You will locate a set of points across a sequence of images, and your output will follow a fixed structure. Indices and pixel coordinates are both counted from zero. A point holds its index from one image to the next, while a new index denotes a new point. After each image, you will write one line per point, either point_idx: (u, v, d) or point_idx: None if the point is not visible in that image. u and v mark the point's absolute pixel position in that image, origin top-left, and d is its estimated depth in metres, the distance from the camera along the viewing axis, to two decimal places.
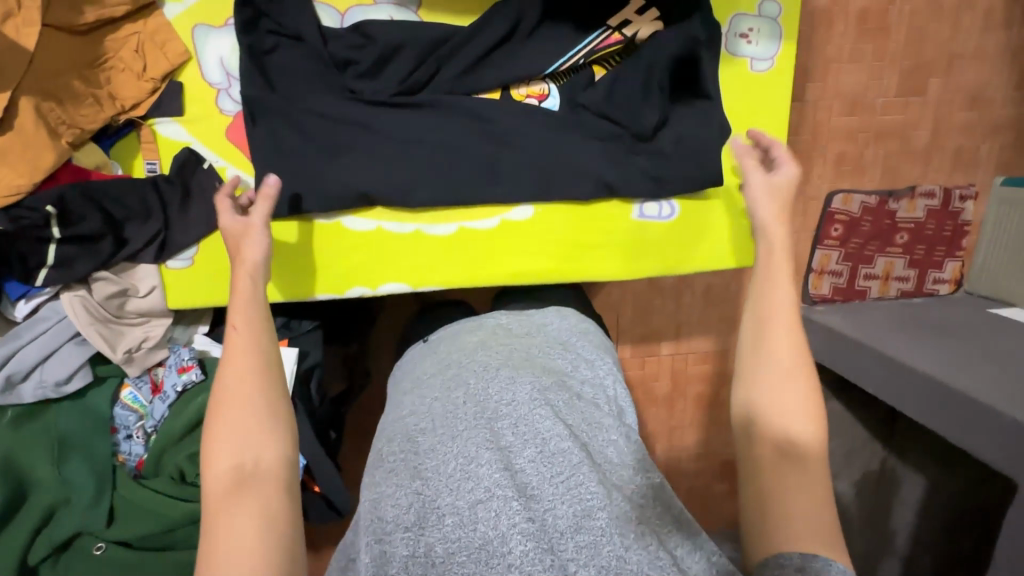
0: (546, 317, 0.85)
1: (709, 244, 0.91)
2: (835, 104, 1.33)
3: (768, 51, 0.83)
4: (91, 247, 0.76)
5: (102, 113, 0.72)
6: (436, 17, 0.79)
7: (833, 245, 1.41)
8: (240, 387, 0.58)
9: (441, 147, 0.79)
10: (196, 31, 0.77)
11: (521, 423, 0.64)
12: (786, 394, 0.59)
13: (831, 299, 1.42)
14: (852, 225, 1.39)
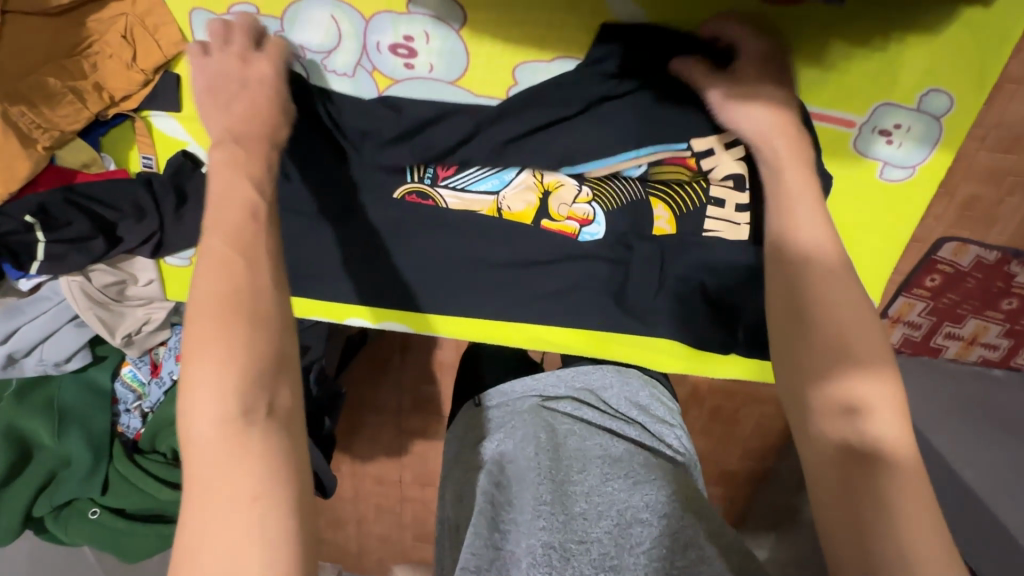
0: (614, 386, 0.75)
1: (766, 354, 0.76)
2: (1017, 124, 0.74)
3: (910, 158, 0.62)
4: (82, 246, 0.69)
5: (85, 110, 0.63)
6: (480, 41, 0.62)
7: (920, 297, 0.89)
8: (213, 304, 0.43)
9: (478, 218, 0.70)
10: (194, 17, 0.63)
11: (595, 485, 0.56)
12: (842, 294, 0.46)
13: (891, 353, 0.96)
14: (954, 281, 0.86)
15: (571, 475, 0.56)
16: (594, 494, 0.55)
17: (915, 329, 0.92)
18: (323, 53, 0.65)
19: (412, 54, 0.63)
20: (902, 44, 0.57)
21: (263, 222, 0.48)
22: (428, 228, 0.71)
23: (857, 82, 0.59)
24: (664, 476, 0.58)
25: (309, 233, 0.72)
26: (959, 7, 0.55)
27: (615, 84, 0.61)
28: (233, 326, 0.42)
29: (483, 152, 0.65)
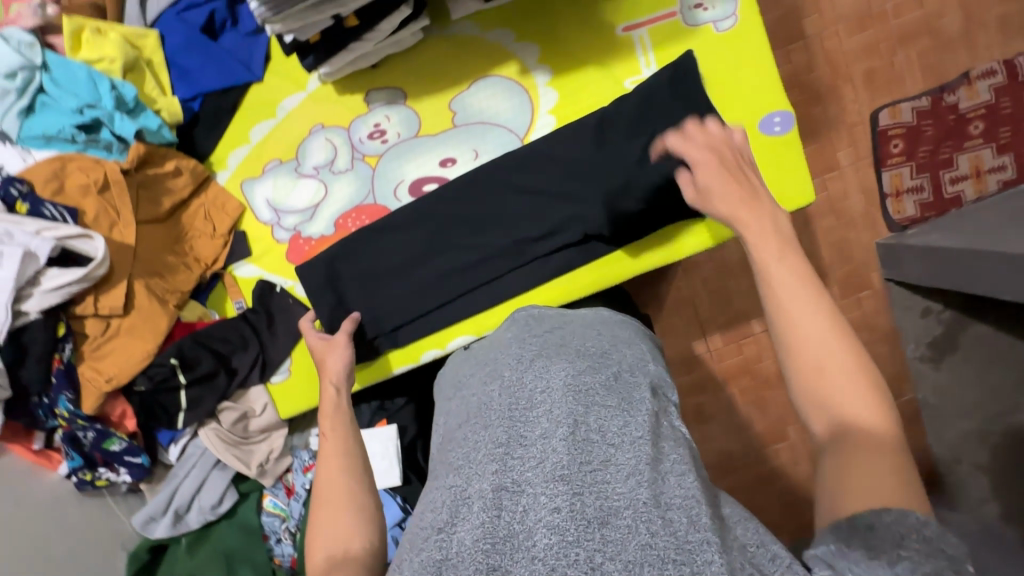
0: (587, 323, 0.73)
1: None
2: (840, 29, 1.35)
3: (727, 11, 0.86)
4: (209, 384, 0.90)
5: (193, 274, 0.88)
6: (421, 100, 0.90)
7: (900, 162, 1.33)
8: (327, 495, 0.61)
9: (483, 216, 0.90)
10: (244, 186, 0.93)
11: (549, 402, 0.57)
12: (849, 394, 0.43)
13: (923, 217, 1.33)
14: (913, 134, 1.33)
15: (531, 404, 0.58)
16: (549, 412, 0.57)
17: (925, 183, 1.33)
18: (328, 163, 0.92)
19: (383, 133, 0.91)
20: None
21: (353, 429, 0.66)
22: (448, 238, 0.91)
23: None
24: (623, 400, 0.59)
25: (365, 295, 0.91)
26: None
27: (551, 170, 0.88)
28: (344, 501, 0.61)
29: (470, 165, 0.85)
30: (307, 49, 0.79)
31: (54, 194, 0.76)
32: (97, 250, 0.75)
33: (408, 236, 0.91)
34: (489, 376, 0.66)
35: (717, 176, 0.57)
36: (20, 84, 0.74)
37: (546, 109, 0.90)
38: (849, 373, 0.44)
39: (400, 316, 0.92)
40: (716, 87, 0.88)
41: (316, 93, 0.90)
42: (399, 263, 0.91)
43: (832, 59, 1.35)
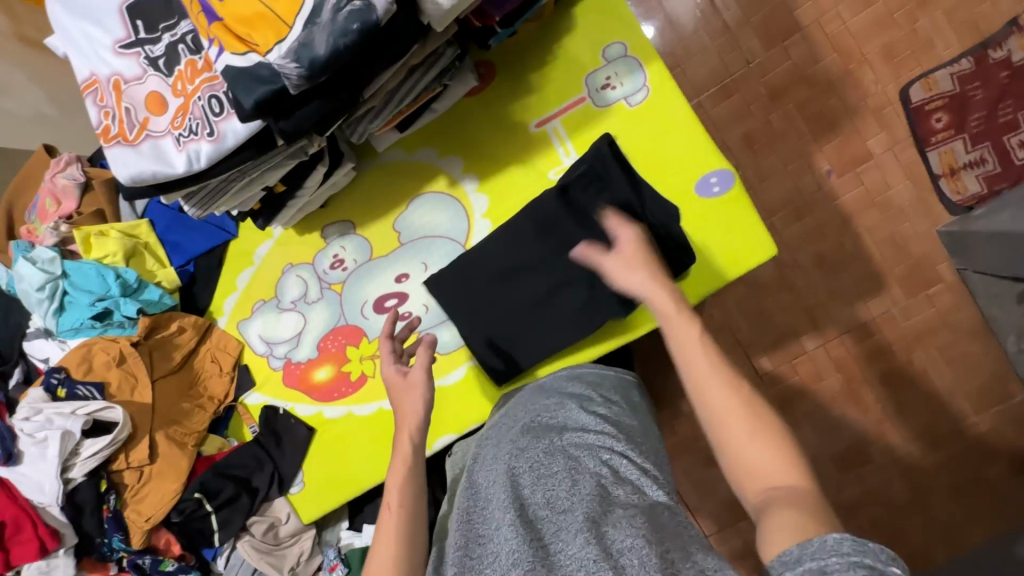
0: (533, 399, 0.74)
1: (702, 256, 0.84)
2: (841, 9, 1.40)
3: (637, 84, 0.84)
4: (235, 505, 1.02)
5: (207, 412, 1.02)
6: (368, 226, 0.98)
7: (949, 137, 1.35)
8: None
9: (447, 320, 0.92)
10: (239, 326, 1.05)
11: (502, 490, 0.58)
12: (751, 452, 0.51)
13: (991, 190, 1.32)
14: (960, 100, 1.34)
15: (484, 501, 0.59)
16: (497, 502, 0.57)
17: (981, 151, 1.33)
18: (303, 296, 1.02)
19: (343, 262, 1.00)
20: (564, 47, 0.86)
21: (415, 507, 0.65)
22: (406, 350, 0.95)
23: (565, 78, 0.86)
24: (568, 458, 0.59)
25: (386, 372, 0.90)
26: (570, 16, 0.86)
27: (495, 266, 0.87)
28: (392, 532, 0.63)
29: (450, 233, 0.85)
30: (256, 215, 0.90)
31: (84, 373, 0.93)
32: (117, 415, 0.90)
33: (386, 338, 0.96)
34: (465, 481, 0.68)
35: (644, 279, 0.65)
36: (49, 293, 0.93)
37: (481, 213, 0.92)
38: (752, 428, 0.52)
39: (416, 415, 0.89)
40: (640, 159, 0.85)
41: (282, 237, 1.02)
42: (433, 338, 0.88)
43: (839, 42, 1.40)
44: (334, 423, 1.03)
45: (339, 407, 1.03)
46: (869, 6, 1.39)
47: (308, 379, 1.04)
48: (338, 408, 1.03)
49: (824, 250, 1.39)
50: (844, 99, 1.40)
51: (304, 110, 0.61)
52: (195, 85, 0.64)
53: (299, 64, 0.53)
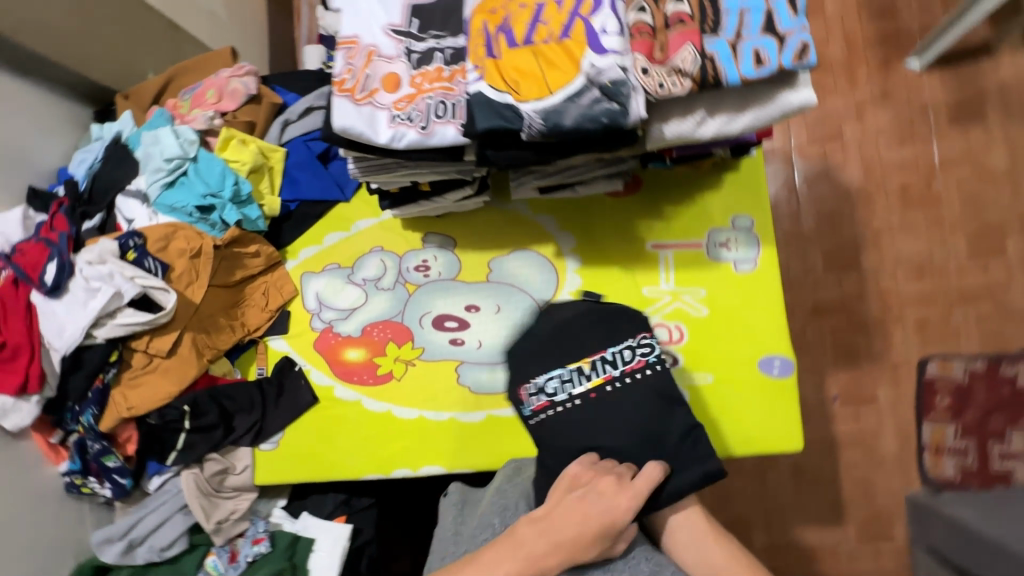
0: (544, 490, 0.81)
1: (734, 421, 0.92)
2: (898, 271, 1.59)
3: (748, 255, 0.96)
4: (207, 434, 1.01)
5: (234, 336, 1.03)
6: (467, 250, 1.05)
7: (945, 419, 1.50)
8: None
9: (496, 366, 1.02)
10: (303, 276, 1.09)
11: (545, 573, 0.68)
12: (708, 550, 0.78)
13: (962, 482, 1.46)
14: (964, 392, 1.51)
15: None
16: None
17: (966, 444, 1.48)
18: (376, 279, 1.07)
19: (427, 269, 1.06)
20: (704, 197, 0.98)
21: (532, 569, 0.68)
22: (442, 374, 1.04)
23: (692, 222, 0.98)
24: None
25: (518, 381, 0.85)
26: (724, 177, 0.98)
27: None
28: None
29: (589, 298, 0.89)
30: (387, 195, 0.96)
31: (158, 249, 0.94)
32: (168, 302, 0.91)
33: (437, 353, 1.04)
34: None
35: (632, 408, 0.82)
36: (171, 167, 0.97)
37: (568, 291, 1.01)
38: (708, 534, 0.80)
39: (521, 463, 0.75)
40: (693, 344, 0.95)
41: (387, 222, 1.08)
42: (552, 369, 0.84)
43: (886, 297, 1.58)
44: (340, 405, 1.05)
45: (352, 391, 1.05)
46: (920, 280, 1.59)
47: (337, 352, 1.07)
48: (351, 394, 1.06)
49: (802, 461, 1.50)
50: (871, 342, 1.56)
51: (513, 151, 0.70)
52: (431, 85, 0.74)
53: (544, 122, 0.63)
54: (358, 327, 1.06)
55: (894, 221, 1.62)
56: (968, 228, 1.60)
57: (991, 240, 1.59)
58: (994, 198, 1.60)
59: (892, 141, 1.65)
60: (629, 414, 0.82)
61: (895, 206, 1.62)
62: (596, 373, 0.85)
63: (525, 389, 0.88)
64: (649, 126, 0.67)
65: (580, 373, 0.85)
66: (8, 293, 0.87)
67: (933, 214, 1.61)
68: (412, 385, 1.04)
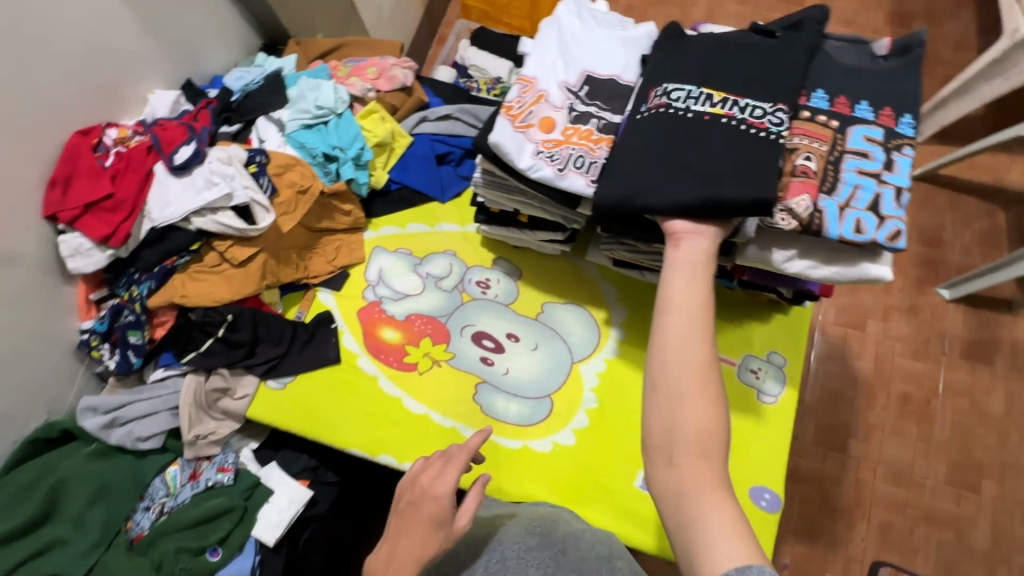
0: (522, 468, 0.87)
1: None
2: (878, 469, 1.66)
3: (773, 389, 1.03)
4: (229, 350, 1.04)
5: (294, 273, 1.09)
6: (528, 286, 1.13)
7: None
8: None
9: (514, 397, 1.06)
10: (375, 249, 1.16)
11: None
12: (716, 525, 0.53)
13: None
14: None
15: None
16: None
17: None
18: (438, 277, 1.14)
19: (487, 287, 1.13)
20: (750, 324, 1.07)
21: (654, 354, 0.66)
22: (461, 384, 1.08)
23: (732, 341, 1.06)
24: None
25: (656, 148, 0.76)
26: (773, 314, 1.07)
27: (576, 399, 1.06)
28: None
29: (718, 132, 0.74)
30: (484, 210, 1.05)
31: (274, 174, 1.02)
32: (264, 221, 0.99)
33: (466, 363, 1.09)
34: None
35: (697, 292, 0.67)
36: (318, 114, 1.08)
37: (603, 356, 1.08)
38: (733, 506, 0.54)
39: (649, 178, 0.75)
40: None
41: (468, 233, 1.17)
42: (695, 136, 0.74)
43: (862, 490, 1.64)
44: (358, 374, 1.09)
45: (374, 367, 1.09)
46: (896, 487, 1.65)
47: (375, 327, 1.12)
48: (371, 369, 1.09)
49: None
50: (835, 526, 1.60)
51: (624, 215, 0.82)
52: (578, 139, 0.85)
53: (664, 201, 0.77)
54: (404, 312, 1.12)
55: (887, 422, 1.71)
56: (953, 456, 1.68)
57: (971, 475, 1.66)
58: (983, 440, 1.69)
59: (907, 351, 1.78)
60: (725, 170, 0.71)
61: (892, 409, 1.72)
62: (723, 105, 0.75)
63: (655, 91, 0.81)
64: (746, 245, 0.78)
65: (707, 96, 0.76)
66: (139, 154, 0.94)
67: (926, 430, 1.70)
68: (430, 383, 1.08)
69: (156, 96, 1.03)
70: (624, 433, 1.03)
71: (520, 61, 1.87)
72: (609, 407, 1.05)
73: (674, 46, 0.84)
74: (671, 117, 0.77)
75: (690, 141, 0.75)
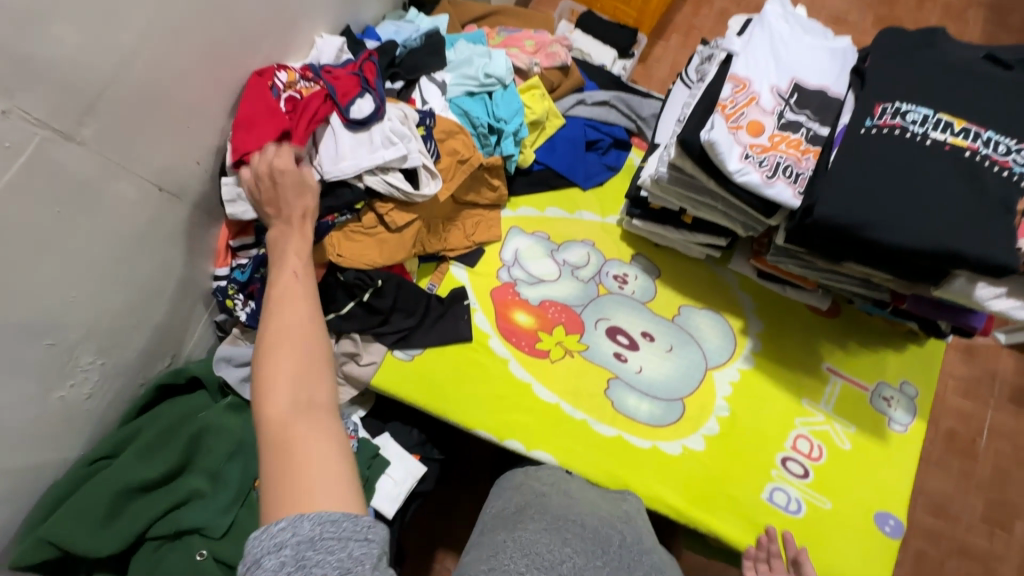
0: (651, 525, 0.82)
1: (835, 557, 0.94)
2: None
3: (903, 418, 1.04)
4: (369, 315, 1.00)
5: (436, 245, 1.06)
6: (665, 286, 1.12)
7: None
8: (297, 368, 0.66)
9: (646, 396, 1.04)
10: (512, 229, 1.13)
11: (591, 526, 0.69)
12: None
13: None
14: None
15: (546, 519, 0.69)
16: (547, 527, 0.67)
17: None
18: (574, 266, 1.12)
19: (624, 282, 1.12)
20: (885, 352, 1.08)
21: None
22: (591, 374, 1.05)
23: (866, 367, 1.07)
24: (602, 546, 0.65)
25: (893, 167, 0.74)
26: (908, 344, 1.09)
27: (710, 403, 1.04)
28: (306, 338, 0.68)
29: (956, 162, 0.73)
30: (642, 204, 1.04)
31: (438, 139, 0.99)
32: (428, 188, 0.95)
33: (600, 355, 1.07)
34: (546, 502, 0.73)
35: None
36: (485, 83, 1.04)
37: (738, 365, 1.07)
38: None
39: (883, 198, 0.73)
40: (836, 478, 0.99)
41: (607, 226, 1.15)
42: (936, 159, 0.73)
43: None
44: (487, 353, 1.05)
45: (505, 349, 1.06)
46: None
47: (508, 310, 1.08)
48: (501, 350, 1.06)
49: None
50: None
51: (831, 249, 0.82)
52: (786, 147, 0.81)
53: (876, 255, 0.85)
54: (540, 295, 1.10)
55: None
56: None
57: None
58: None
59: (955, 386, 1.51)
60: (963, 211, 0.71)
61: None
62: (965, 136, 0.74)
63: (880, 106, 0.78)
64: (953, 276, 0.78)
65: (946, 124, 0.74)
66: (315, 100, 0.88)
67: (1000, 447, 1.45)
68: (561, 372, 1.05)
69: (323, 40, 0.98)
70: (755, 445, 1.01)
71: (626, 52, 1.82)
72: (740, 416, 1.03)
73: (900, 61, 0.82)
74: (899, 143, 0.74)
75: (922, 167, 0.73)
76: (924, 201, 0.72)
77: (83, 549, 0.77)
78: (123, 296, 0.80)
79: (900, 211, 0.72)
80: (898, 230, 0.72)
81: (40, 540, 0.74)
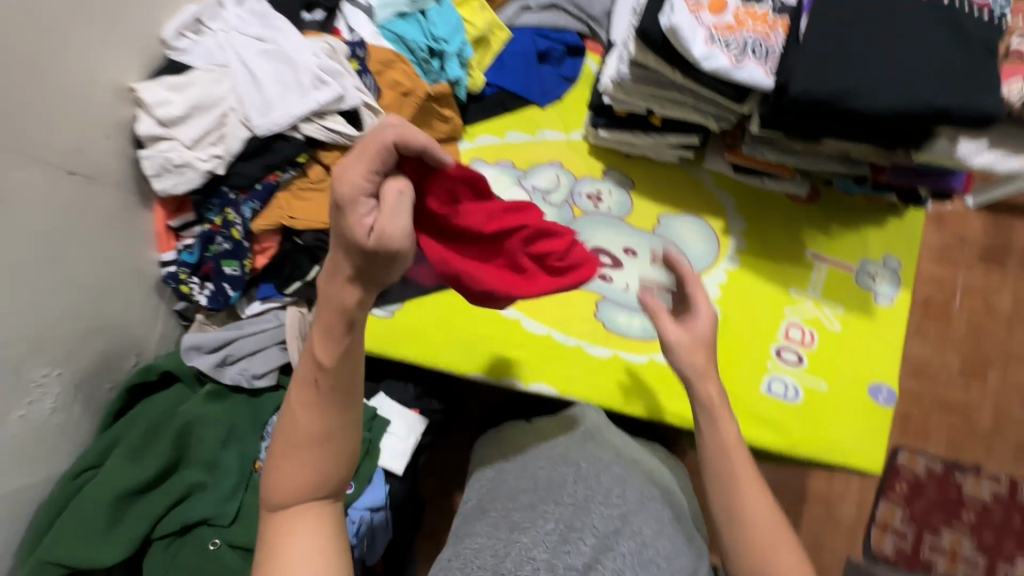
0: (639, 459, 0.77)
1: (832, 433, 0.97)
2: None
3: (888, 292, 1.05)
4: None
5: None
6: (641, 198, 1.07)
7: (897, 501, 1.37)
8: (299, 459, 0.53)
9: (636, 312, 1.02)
10: (474, 161, 1.05)
11: (549, 488, 0.69)
12: None
13: (894, 562, 1.33)
14: (918, 488, 1.37)
15: (505, 499, 0.70)
16: (507, 508, 0.68)
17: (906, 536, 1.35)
18: (545, 191, 1.06)
19: (598, 201, 1.06)
20: (867, 230, 1.07)
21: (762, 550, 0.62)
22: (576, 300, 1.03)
23: (849, 248, 1.07)
24: (564, 511, 0.66)
25: (870, 26, 0.68)
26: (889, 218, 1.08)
27: None
28: (304, 448, 0.53)
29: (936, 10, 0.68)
30: (607, 112, 0.98)
31: (375, 72, 0.91)
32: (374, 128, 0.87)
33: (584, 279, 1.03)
34: (503, 477, 0.73)
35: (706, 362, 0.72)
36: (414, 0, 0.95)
37: (725, 267, 1.05)
38: None
39: (862, 61, 0.68)
40: (827, 359, 1.01)
41: (573, 142, 1.08)
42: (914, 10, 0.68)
43: None
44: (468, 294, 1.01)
45: None
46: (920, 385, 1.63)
47: None
48: None
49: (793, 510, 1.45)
50: None
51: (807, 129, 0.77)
52: (753, 23, 0.74)
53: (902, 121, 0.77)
54: None
55: None
56: None
57: None
58: None
59: (928, 256, 1.53)
60: (946, 62, 0.67)
61: None
62: None
63: None
64: (936, 137, 0.75)
65: None
66: None
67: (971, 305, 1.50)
68: (548, 303, 1.02)
69: None
70: (748, 341, 1.01)
71: None
72: (731, 316, 1.02)
73: None
74: None
75: (899, 21, 0.68)
76: (906, 57, 0.67)
77: (89, 563, 0.73)
78: (63, 299, 0.73)
79: (881, 73, 0.67)
80: (883, 93, 0.67)
81: (42, 562, 0.70)
